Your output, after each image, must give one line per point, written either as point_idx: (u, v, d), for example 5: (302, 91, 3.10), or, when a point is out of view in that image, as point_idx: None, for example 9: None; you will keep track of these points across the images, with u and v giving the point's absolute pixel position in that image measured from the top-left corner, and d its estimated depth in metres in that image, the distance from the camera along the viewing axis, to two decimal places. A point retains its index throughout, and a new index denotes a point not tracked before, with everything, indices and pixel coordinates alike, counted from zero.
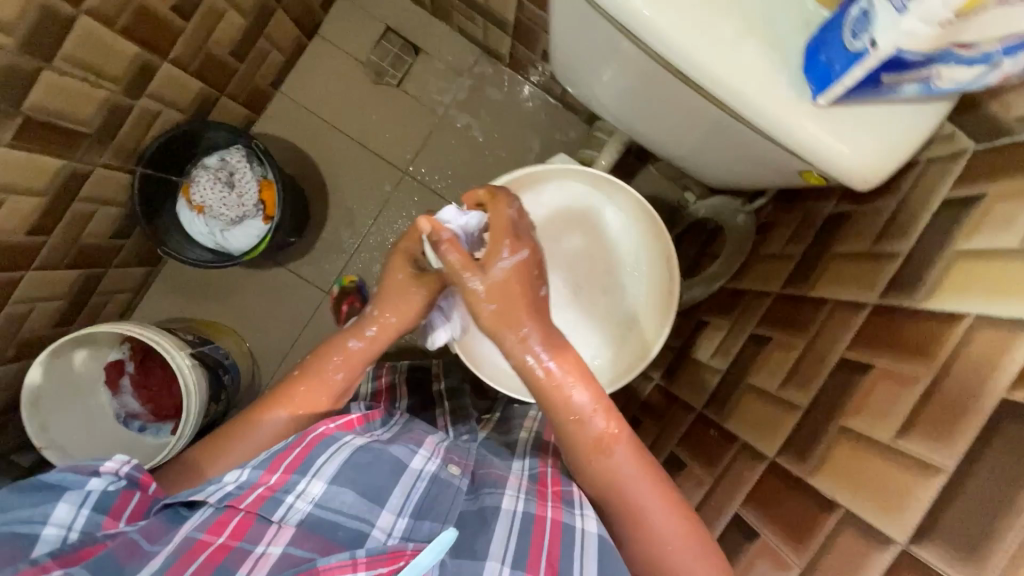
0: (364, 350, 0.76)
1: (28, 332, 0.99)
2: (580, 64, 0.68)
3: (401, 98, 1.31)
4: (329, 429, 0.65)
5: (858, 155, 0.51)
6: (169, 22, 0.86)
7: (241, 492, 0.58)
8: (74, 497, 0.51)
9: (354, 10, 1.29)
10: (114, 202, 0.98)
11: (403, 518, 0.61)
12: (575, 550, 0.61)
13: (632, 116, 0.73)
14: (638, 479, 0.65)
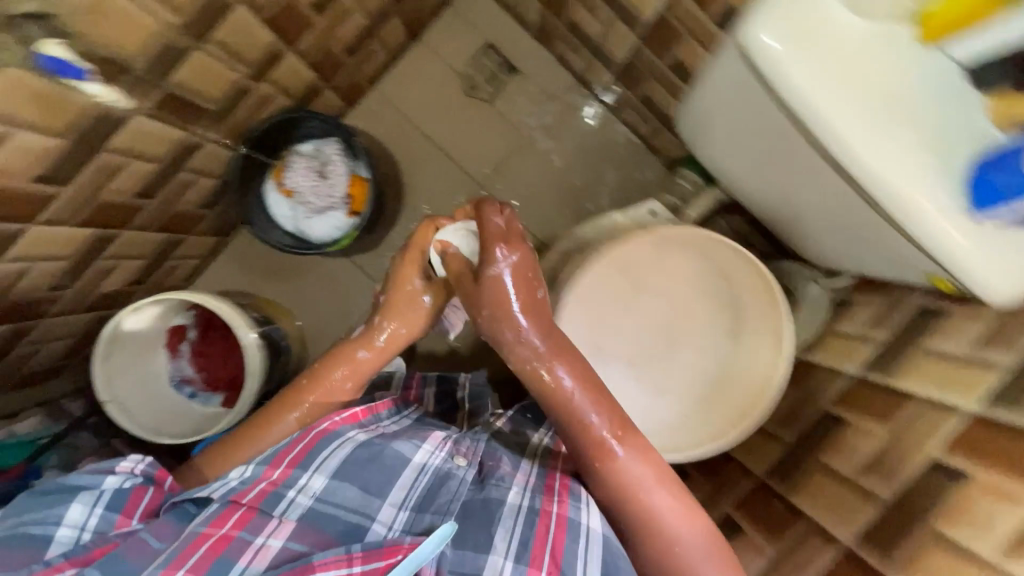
0: (372, 359, 0.82)
1: (107, 286, 1.02)
2: (714, 128, 0.71)
3: (490, 113, 1.33)
4: (333, 425, 0.71)
5: (1007, 273, 0.52)
6: (307, 17, 0.89)
7: (245, 486, 0.65)
8: (87, 499, 0.60)
9: (459, 22, 1.32)
10: (212, 175, 1.01)
11: (403, 511, 0.66)
12: (580, 546, 0.65)
13: (749, 184, 0.76)
14: (648, 481, 0.69)
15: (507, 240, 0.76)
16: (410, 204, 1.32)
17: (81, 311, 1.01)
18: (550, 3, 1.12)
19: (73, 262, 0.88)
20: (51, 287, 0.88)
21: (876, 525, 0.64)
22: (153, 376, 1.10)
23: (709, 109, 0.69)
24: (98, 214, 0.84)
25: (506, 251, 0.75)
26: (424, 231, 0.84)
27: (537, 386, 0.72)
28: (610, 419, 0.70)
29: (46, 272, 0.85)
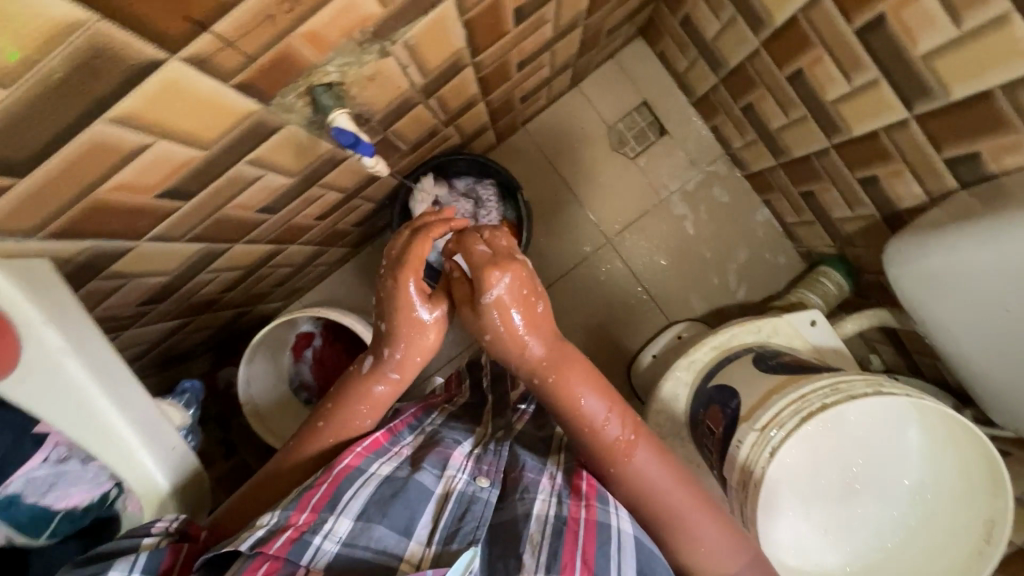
0: (391, 392, 0.76)
1: (256, 288, 1.06)
2: (946, 284, 0.72)
3: (632, 171, 1.32)
4: (354, 463, 0.69)
5: None
6: (509, 73, 0.90)
7: (272, 535, 0.61)
8: (122, 567, 0.55)
9: (618, 76, 1.31)
10: (372, 199, 1.03)
11: (432, 547, 0.64)
12: (610, 545, 0.65)
13: (968, 346, 0.75)
14: (664, 481, 0.70)
15: (496, 261, 0.69)
16: (536, 247, 1.33)
17: (231, 309, 1.06)
18: (729, 82, 1.10)
19: (243, 272, 0.92)
20: (223, 289, 0.93)
21: None
22: (276, 376, 1.14)
23: (943, 259, 0.70)
24: (281, 235, 0.88)
25: (499, 274, 0.68)
26: (419, 246, 0.72)
27: (554, 399, 0.71)
28: (624, 427, 0.71)
29: (226, 279, 0.89)
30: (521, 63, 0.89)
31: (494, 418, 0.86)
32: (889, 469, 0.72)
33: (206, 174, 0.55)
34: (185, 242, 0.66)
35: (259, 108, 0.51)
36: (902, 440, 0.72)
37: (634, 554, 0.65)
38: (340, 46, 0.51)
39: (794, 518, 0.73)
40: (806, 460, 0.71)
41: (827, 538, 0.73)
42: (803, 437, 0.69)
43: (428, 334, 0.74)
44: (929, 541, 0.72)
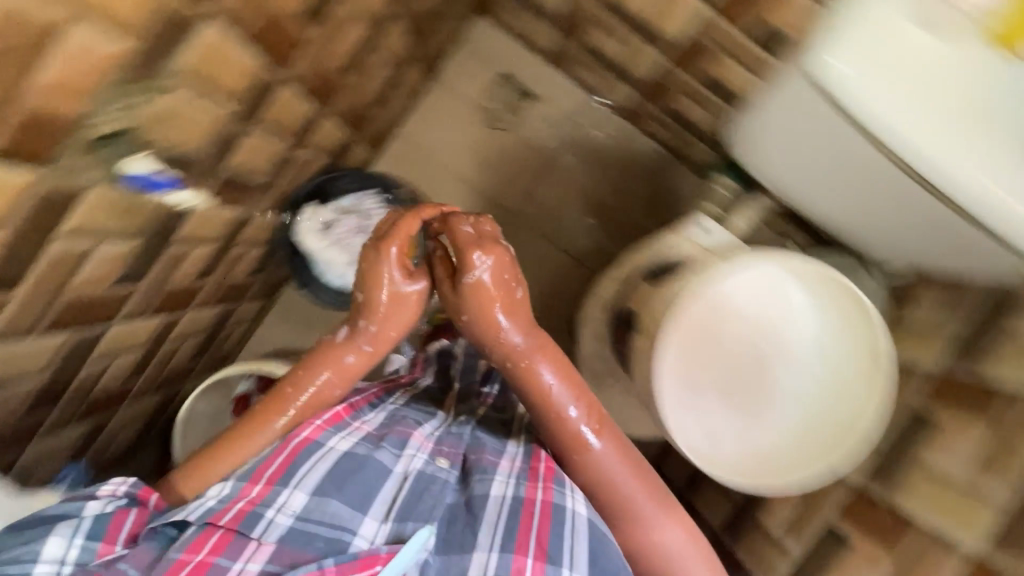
0: (359, 364, 0.74)
1: (173, 365, 1.04)
2: (779, 148, 0.78)
3: (513, 141, 1.34)
4: (313, 436, 0.70)
5: None
6: (339, 82, 0.90)
7: (223, 506, 0.64)
8: (64, 531, 0.60)
9: (472, 57, 1.32)
10: (257, 244, 1.03)
11: (386, 524, 0.67)
12: (566, 529, 0.68)
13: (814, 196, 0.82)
14: (618, 465, 0.74)
15: (481, 244, 0.71)
16: None
17: (153, 393, 1.04)
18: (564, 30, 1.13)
19: (144, 352, 0.91)
20: (129, 376, 0.91)
21: None
22: None
23: (767, 121, 0.76)
24: (165, 304, 0.87)
25: (482, 255, 0.70)
26: (406, 223, 0.72)
27: (517, 380, 0.73)
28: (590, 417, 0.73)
29: (123, 364, 0.87)
30: (347, 69, 0.89)
31: (458, 403, 0.87)
32: (784, 340, 0.77)
33: (18, 259, 0.54)
34: (40, 335, 0.65)
35: (40, 176, 0.51)
36: (790, 308, 0.77)
37: (588, 538, 0.68)
38: (100, 95, 0.51)
39: (711, 407, 0.78)
40: (705, 340, 0.77)
41: (743, 415, 0.78)
42: (695, 319, 0.75)
43: (403, 295, 0.73)
44: (834, 397, 0.75)
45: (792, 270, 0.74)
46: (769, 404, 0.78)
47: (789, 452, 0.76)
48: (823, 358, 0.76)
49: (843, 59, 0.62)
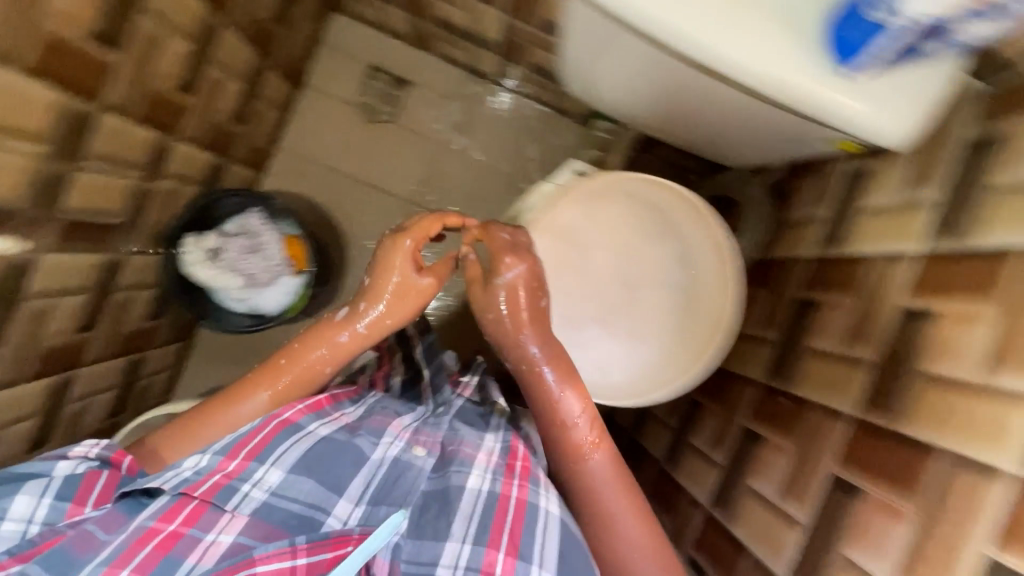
0: (353, 342, 0.77)
1: (88, 427, 0.99)
2: (597, 68, 0.76)
3: (399, 131, 1.33)
4: (294, 416, 0.68)
5: (888, 121, 0.58)
6: (178, 102, 0.88)
7: (199, 478, 0.62)
8: (34, 489, 0.57)
9: (338, 55, 1.30)
10: (146, 285, 1.00)
11: (359, 507, 0.66)
12: (538, 527, 0.65)
13: (647, 108, 0.82)
14: (609, 481, 0.70)
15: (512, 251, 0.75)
16: (354, 245, 1.32)
17: None
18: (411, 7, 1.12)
19: (43, 418, 0.86)
20: (32, 449, 0.86)
21: (874, 385, 0.63)
22: None
23: (573, 41, 0.73)
24: (49, 364, 0.84)
25: (512, 261, 0.74)
26: (431, 221, 0.79)
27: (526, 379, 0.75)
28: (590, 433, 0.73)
29: (20, 435, 0.83)
30: (181, 87, 0.87)
31: (434, 396, 0.79)
32: (648, 254, 0.83)
33: None
34: None
35: None
36: (646, 225, 0.82)
37: (558, 541, 0.64)
38: None
39: (600, 336, 0.82)
40: (578, 269, 0.83)
41: (631, 337, 0.82)
42: (551, 255, 0.81)
43: (411, 286, 0.78)
44: (703, 296, 0.80)
45: (634, 188, 0.80)
46: (652, 320, 0.82)
47: (668, 363, 0.80)
48: (687, 262, 0.81)
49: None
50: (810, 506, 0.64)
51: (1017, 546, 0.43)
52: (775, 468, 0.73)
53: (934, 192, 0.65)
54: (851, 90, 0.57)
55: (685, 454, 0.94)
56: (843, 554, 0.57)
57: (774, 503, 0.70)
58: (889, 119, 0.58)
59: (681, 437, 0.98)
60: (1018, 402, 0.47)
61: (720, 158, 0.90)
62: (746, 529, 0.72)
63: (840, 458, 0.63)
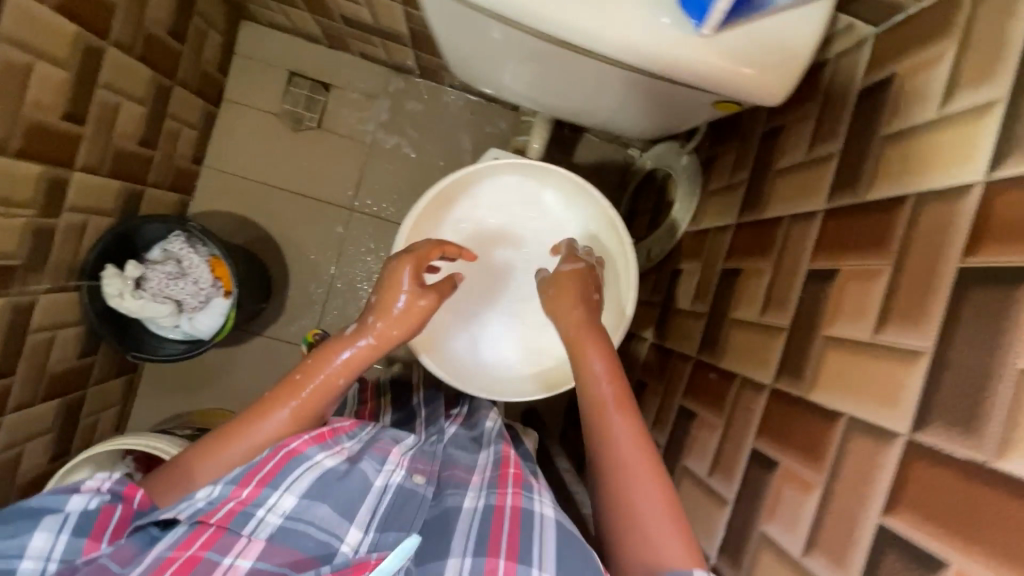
0: (367, 357, 0.65)
1: (28, 474, 0.96)
2: (479, 54, 0.74)
3: (327, 136, 1.29)
4: (302, 446, 0.59)
5: (753, 76, 0.56)
6: (65, 131, 0.85)
7: (213, 507, 0.54)
8: (52, 523, 0.52)
9: (254, 65, 1.27)
10: (68, 322, 0.97)
11: (370, 533, 0.58)
12: (536, 531, 0.57)
13: (541, 91, 0.80)
14: (631, 450, 0.57)
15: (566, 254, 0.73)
16: (294, 257, 1.29)
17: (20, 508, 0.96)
18: (313, 8, 1.09)
19: None
20: None
21: (787, 353, 0.61)
22: None
23: (444, 31, 0.71)
24: None
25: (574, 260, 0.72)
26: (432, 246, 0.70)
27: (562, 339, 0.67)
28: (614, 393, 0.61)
29: None
30: (66, 115, 0.84)
31: (427, 428, 0.76)
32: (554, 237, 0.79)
33: None
34: None
35: None
36: (546, 209, 0.79)
37: (555, 536, 0.56)
38: None
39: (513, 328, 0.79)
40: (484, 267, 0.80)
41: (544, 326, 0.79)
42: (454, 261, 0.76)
43: (419, 309, 0.67)
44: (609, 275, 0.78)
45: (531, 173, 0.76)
46: None
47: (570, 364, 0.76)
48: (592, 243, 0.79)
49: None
50: (733, 482, 0.62)
51: (900, 509, 0.42)
52: (707, 446, 0.71)
53: (839, 148, 0.63)
54: (703, 47, 0.55)
55: None
56: (759, 530, 0.56)
57: (704, 481, 0.68)
58: (746, 76, 0.56)
59: None
60: (905, 359, 0.45)
61: (629, 134, 0.89)
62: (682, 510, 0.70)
63: (759, 430, 0.61)
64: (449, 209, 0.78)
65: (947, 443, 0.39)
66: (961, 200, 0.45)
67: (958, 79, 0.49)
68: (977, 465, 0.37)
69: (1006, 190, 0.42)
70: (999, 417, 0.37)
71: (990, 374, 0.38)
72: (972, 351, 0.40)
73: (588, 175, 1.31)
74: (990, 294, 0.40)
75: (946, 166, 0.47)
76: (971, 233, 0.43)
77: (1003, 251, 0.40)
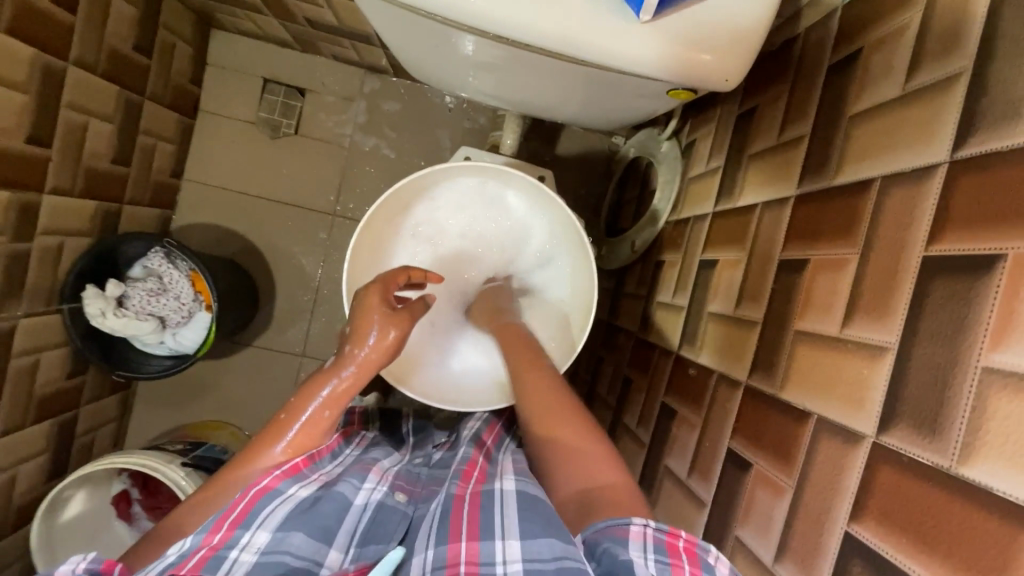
0: (350, 390, 0.61)
1: (24, 496, 0.98)
2: (431, 57, 0.73)
3: (304, 142, 1.28)
4: (273, 480, 0.56)
5: (699, 62, 0.54)
6: (30, 154, 0.85)
7: (182, 560, 0.48)
8: None
9: (227, 74, 1.26)
10: (52, 345, 0.98)
11: (350, 552, 0.55)
12: (497, 507, 0.52)
13: (499, 89, 0.78)
14: (551, 396, 0.60)
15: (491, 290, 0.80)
16: (279, 266, 1.28)
17: (19, 529, 0.98)
18: (277, 13, 1.07)
19: None
20: None
21: (760, 348, 0.58)
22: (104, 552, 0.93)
23: (391, 37, 0.70)
24: None
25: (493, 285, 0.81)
26: (394, 273, 0.67)
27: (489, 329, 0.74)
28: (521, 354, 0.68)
29: None
30: (29, 138, 0.84)
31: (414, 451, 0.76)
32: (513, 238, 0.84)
33: None
34: None
35: None
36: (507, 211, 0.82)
37: (517, 507, 0.52)
38: None
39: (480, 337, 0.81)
40: (447, 267, 0.84)
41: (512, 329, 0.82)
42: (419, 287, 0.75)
43: (391, 341, 0.62)
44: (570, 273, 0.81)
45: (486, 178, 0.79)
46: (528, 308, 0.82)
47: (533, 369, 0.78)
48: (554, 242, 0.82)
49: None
50: (710, 484, 0.60)
51: (866, 517, 0.39)
52: (687, 446, 0.68)
53: (809, 129, 0.60)
54: (652, 41, 0.54)
55: (621, 436, 0.89)
56: (734, 534, 0.53)
57: (684, 482, 0.66)
58: (697, 66, 0.55)
59: (618, 416, 0.94)
60: (869, 355, 0.42)
61: (594, 124, 0.88)
62: (665, 511, 0.68)
63: (733, 430, 0.58)
64: (410, 211, 0.81)
65: (911, 447, 0.37)
66: (924, 184, 0.42)
67: (921, 52, 0.46)
68: (940, 471, 0.35)
69: (969, 170, 0.38)
70: (962, 420, 0.34)
71: (953, 371, 0.36)
72: (936, 347, 0.37)
73: (572, 166, 1.28)
74: (952, 284, 0.37)
75: (909, 147, 0.45)
76: (935, 218, 0.40)
77: (965, 236, 0.37)
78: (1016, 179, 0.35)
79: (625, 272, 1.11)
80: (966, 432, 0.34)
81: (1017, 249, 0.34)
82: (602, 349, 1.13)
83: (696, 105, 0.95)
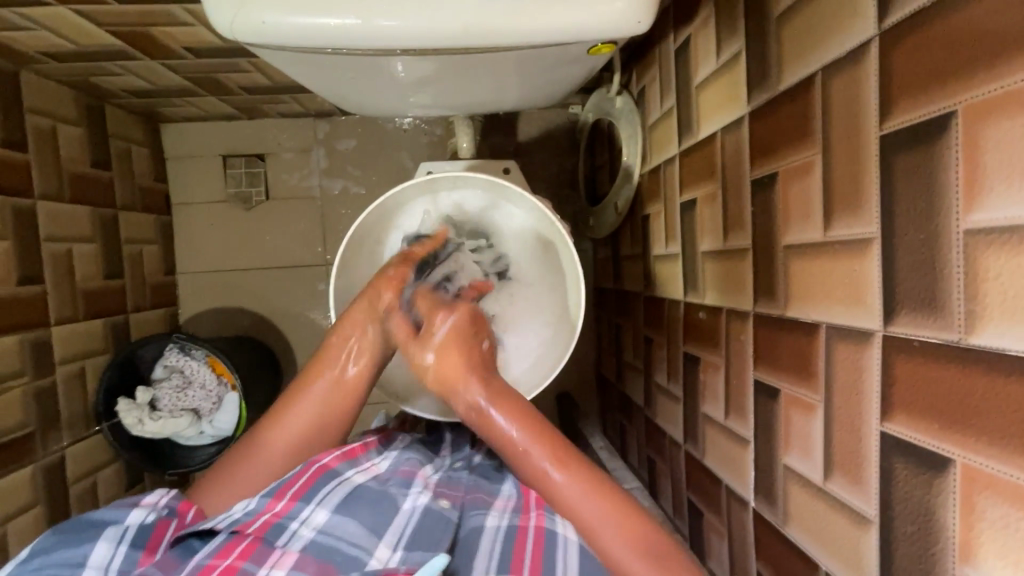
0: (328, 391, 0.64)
1: None
2: (360, 91, 0.73)
3: (276, 203, 1.29)
4: (330, 462, 0.62)
5: (606, 13, 0.53)
6: (27, 295, 0.89)
7: (249, 518, 0.55)
8: (111, 535, 0.52)
9: (187, 162, 1.28)
10: (103, 463, 1.02)
11: (398, 550, 0.55)
12: (561, 549, 0.57)
13: (435, 101, 0.78)
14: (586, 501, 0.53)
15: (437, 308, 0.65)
16: (289, 327, 1.31)
17: None
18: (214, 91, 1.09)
19: None
20: None
21: (757, 273, 0.57)
22: None
23: (319, 87, 0.71)
24: None
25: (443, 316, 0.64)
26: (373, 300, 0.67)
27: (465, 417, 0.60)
28: (547, 451, 0.55)
29: None
30: (23, 280, 0.88)
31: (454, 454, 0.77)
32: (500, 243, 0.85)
33: None
34: None
35: None
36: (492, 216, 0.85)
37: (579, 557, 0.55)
38: None
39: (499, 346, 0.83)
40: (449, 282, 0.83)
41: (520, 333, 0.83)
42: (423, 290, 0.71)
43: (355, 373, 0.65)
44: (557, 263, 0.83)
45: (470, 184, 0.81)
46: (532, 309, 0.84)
47: (547, 354, 0.81)
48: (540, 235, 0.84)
49: (263, 33, 0.52)
50: (748, 420, 0.59)
51: (897, 413, 0.38)
52: (716, 386, 0.67)
53: (742, 45, 0.58)
54: (554, 6, 0.53)
55: (657, 397, 0.88)
56: (783, 463, 0.52)
57: (725, 425, 0.64)
58: (608, 15, 0.54)
59: (649, 376, 0.93)
60: (858, 251, 0.41)
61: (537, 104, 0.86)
62: (714, 458, 0.67)
63: (755, 359, 0.57)
64: (394, 223, 0.83)
65: (917, 331, 0.36)
66: (861, 65, 0.40)
67: None
68: (951, 347, 0.34)
69: (900, 38, 0.37)
70: (959, 290, 0.33)
71: (936, 244, 0.34)
72: (917, 224, 0.36)
73: (537, 149, 1.27)
74: (915, 157, 0.36)
75: (837, 33, 0.43)
76: (881, 96, 0.39)
77: (914, 106, 0.36)
78: (948, 33, 0.33)
79: (618, 236, 1.10)
80: (966, 300, 0.33)
81: (967, 102, 0.32)
82: (617, 317, 1.12)
83: (636, 52, 0.93)
